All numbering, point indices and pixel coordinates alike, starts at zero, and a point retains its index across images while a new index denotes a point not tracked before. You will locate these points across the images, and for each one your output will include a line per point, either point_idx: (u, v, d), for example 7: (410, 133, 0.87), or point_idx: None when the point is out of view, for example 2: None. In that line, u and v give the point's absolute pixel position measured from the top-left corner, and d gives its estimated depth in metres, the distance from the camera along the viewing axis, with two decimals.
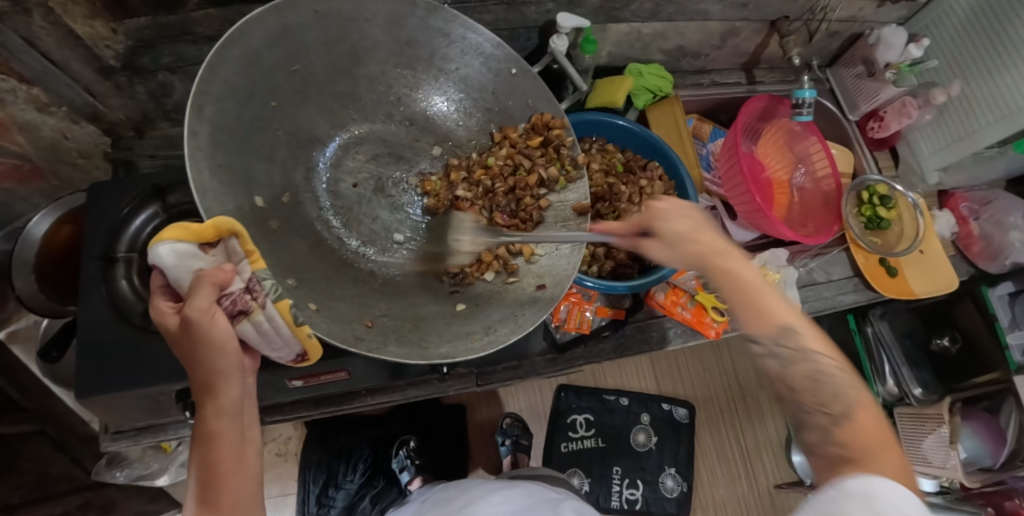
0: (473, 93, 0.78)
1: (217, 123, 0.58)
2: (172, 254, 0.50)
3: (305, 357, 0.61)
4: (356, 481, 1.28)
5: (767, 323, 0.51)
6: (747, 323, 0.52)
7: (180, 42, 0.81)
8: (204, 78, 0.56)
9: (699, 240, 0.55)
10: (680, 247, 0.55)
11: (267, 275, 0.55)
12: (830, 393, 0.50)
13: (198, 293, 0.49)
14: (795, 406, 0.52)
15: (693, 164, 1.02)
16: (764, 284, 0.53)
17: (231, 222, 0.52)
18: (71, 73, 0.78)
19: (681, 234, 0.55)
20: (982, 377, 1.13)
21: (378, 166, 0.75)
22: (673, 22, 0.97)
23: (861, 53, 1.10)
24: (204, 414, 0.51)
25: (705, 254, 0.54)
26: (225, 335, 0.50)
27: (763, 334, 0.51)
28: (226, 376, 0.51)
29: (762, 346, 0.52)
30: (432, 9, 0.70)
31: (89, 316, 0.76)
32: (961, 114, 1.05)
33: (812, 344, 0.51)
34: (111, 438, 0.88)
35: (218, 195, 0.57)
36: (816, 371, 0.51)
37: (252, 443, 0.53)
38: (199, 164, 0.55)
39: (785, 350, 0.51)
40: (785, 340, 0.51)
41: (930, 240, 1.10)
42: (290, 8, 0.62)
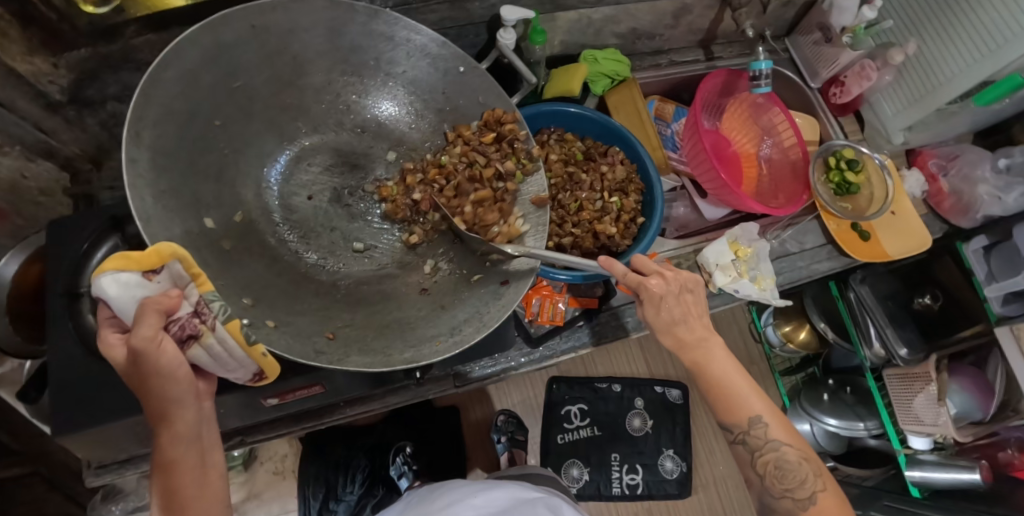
0: (423, 95, 0.76)
1: (156, 147, 0.57)
2: (115, 285, 0.50)
3: (263, 376, 0.61)
4: (356, 492, 1.26)
5: (739, 417, 0.68)
6: (721, 411, 0.70)
7: (123, 71, 0.81)
8: (139, 103, 0.55)
9: (682, 331, 0.69)
10: (667, 335, 0.70)
11: (216, 296, 0.55)
12: (789, 477, 0.67)
13: (143, 321, 0.49)
14: (762, 486, 0.69)
15: (656, 145, 1.02)
16: (741, 380, 0.69)
17: (172, 246, 0.51)
18: (17, 112, 0.76)
19: (670, 317, 0.69)
20: (966, 330, 1.13)
21: (333, 176, 0.74)
22: (622, 5, 0.96)
23: (817, 20, 1.11)
24: (160, 442, 0.53)
25: (683, 346, 0.70)
26: (175, 362, 0.52)
27: (736, 427, 0.69)
28: (181, 404, 0.53)
29: (734, 429, 0.69)
30: (374, 13, 0.68)
31: (58, 355, 0.74)
32: (919, 72, 1.05)
33: (774, 433, 0.67)
34: (95, 473, 0.88)
35: (163, 221, 0.56)
36: (779, 458, 0.67)
37: (214, 467, 0.57)
38: (141, 193, 0.54)
39: (750, 434, 0.68)
40: (751, 427, 0.68)
41: (901, 201, 1.10)
42: (222, 25, 0.60)
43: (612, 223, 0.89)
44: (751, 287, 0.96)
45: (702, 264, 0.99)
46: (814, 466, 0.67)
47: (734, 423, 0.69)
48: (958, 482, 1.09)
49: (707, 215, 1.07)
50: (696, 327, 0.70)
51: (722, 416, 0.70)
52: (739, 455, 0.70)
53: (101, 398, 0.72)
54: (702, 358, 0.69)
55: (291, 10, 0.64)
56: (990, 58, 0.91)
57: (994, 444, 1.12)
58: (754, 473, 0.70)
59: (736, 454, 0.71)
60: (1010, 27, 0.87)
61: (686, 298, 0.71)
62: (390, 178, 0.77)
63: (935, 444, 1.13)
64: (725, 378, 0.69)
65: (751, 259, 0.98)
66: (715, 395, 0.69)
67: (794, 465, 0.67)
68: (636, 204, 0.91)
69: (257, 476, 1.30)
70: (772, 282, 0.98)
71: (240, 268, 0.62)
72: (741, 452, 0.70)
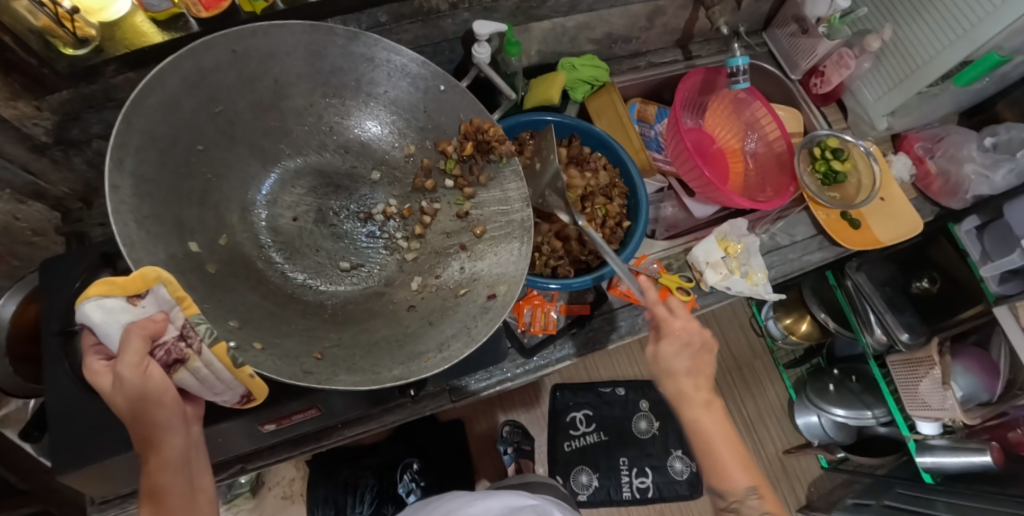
0: (405, 114, 0.76)
1: (139, 174, 0.56)
2: (100, 310, 0.51)
3: (251, 398, 0.61)
4: (365, 512, 1.25)
5: (728, 481, 0.66)
6: (711, 472, 0.67)
7: (106, 110, 0.82)
8: (120, 130, 0.55)
9: (684, 386, 0.68)
10: (670, 374, 0.68)
11: (201, 318, 0.55)
12: None
13: (129, 347, 0.50)
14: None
15: (637, 148, 1.03)
16: (733, 443, 0.67)
17: (156, 270, 0.51)
18: (4, 154, 0.77)
19: (675, 364, 0.68)
20: (967, 311, 1.13)
21: (318, 198, 0.74)
22: (595, 11, 0.97)
23: (792, 12, 1.11)
24: (148, 470, 0.53)
25: (683, 404, 0.68)
26: (163, 387, 0.52)
27: (725, 492, 0.66)
28: (169, 431, 0.53)
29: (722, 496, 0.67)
30: (351, 36, 0.69)
31: (53, 391, 0.74)
32: (898, 57, 1.05)
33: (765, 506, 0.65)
34: (99, 507, 0.88)
35: (147, 245, 0.55)
36: None
37: (204, 491, 0.57)
38: (124, 218, 0.53)
39: (737, 501, 0.66)
40: (741, 496, 0.66)
41: (890, 187, 1.10)
42: (206, 49, 0.61)
43: (598, 229, 0.90)
44: (743, 284, 0.96)
45: (692, 264, 1.00)
46: None
47: (721, 486, 0.66)
48: (970, 465, 1.08)
49: (696, 213, 1.07)
50: (693, 380, 0.68)
51: (709, 476, 0.67)
52: None
53: (99, 433, 0.73)
54: (696, 415, 0.67)
55: (274, 35, 0.65)
56: (973, 30, 0.90)
57: (1003, 425, 1.07)
58: None
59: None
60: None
61: (704, 357, 0.70)
62: (392, 197, 0.78)
63: (944, 428, 1.11)
64: (720, 441, 0.67)
65: (741, 254, 0.99)
66: (706, 455, 0.67)
67: None
68: (622, 208, 0.92)
69: (265, 501, 1.29)
70: (764, 276, 0.98)
71: (227, 293, 0.61)
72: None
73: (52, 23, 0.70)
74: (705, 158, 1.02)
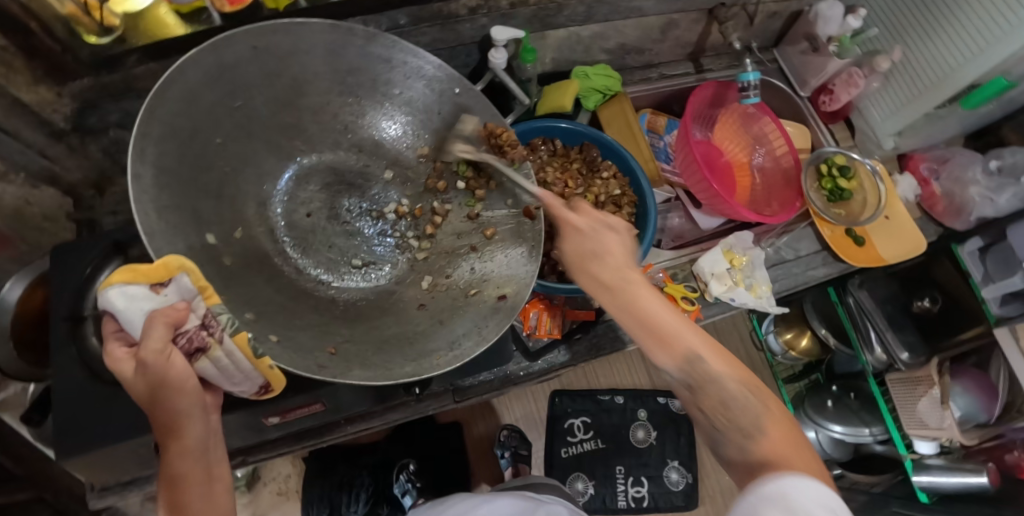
0: (420, 115, 0.77)
1: (160, 164, 0.57)
2: (123, 297, 0.51)
3: (268, 388, 0.62)
4: (360, 511, 1.25)
5: (671, 343, 0.51)
6: (655, 351, 0.52)
7: (124, 100, 0.83)
8: (144, 119, 0.55)
9: (597, 270, 0.56)
10: (591, 277, 0.57)
11: (222, 309, 0.55)
12: (739, 409, 0.50)
13: (152, 335, 0.50)
14: (721, 444, 0.51)
15: (647, 157, 1.04)
16: (671, 309, 0.54)
17: (180, 259, 0.52)
18: (24, 139, 0.78)
19: (583, 250, 0.58)
20: (969, 331, 1.13)
21: (332, 195, 0.74)
22: (610, 22, 0.98)
23: (804, 30, 1.12)
24: (168, 455, 0.52)
25: (603, 281, 0.55)
26: (184, 375, 0.52)
27: (669, 362, 0.52)
28: (190, 416, 0.52)
29: (669, 369, 0.52)
30: (370, 37, 0.70)
31: (60, 377, 0.74)
32: (907, 78, 1.06)
33: (716, 370, 0.51)
34: (97, 494, 0.88)
35: (166, 236, 0.55)
36: (723, 393, 0.51)
37: (221, 480, 0.54)
38: (145, 207, 0.54)
39: (691, 372, 0.51)
40: (689, 364, 0.51)
41: (894, 205, 1.11)
42: (227, 45, 0.61)
43: None
44: (747, 296, 0.97)
45: (697, 274, 1.01)
46: (770, 400, 0.51)
47: (663, 352, 0.52)
48: (966, 486, 1.08)
49: (702, 225, 1.08)
50: (607, 261, 0.57)
51: (649, 350, 0.53)
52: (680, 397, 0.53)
53: (105, 422, 0.73)
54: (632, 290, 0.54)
55: (295, 34, 0.66)
56: (986, 51, 0.90)
57: (999, 447, 1.09)
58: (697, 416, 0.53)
59: (691, 416, 0.55)
60: (1008, 17, 0.86)
61: (613, 238, 0.58)
62: (404, 197, 0.79)
63: (941, 448, 1.11)
64: (658, 309, 0.53)
65: (746, 267, 1.00)
66: (643, 328, 0.53)
67: (743, 399, 0.51)
68: (631, 217, 0.93)
69: (260, 497, 1.29)
70: (768, 288, 0.99)
71: (241, 285, 0.61)
72: (683, 397, 0.53)
73: (79, 11, 0.73)
74: (713, 171, 1.03)
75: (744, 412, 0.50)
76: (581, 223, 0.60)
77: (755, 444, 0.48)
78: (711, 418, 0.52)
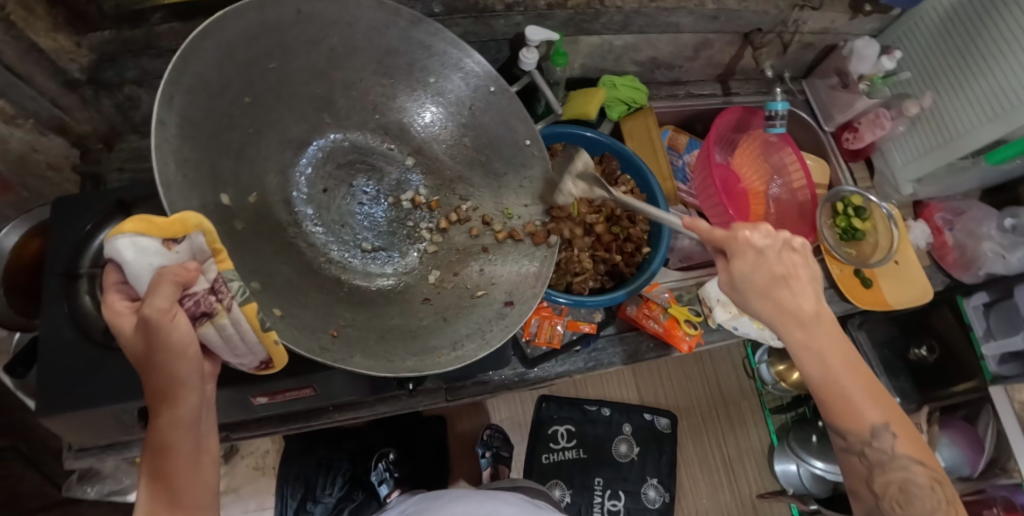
0: (451, 108, 0.76)
1: (186, 114, 0.55)
2: (133, 249, 0.48)
3: (268, 365, 0.58)
4: (334, 495, 1.26)
5: (859, 424, 0.59)
6: (840, 424, 0.60)
7: (144, 57, 0.81)
8: (176, 66, 0.53)
9: (785, 299, 0.58)
10: (774, 309, 0.59)
11: (234, 276, 0.53)
12: (914, 502, 0.58)
13: (159, 292, 0.47)
14: (874, 505, 0.61)
15: (666, 176, 1.03)
16: (864, 381, 0.59)
17: (199, 218, 0.51)
18: (35, 87, 0.76)
19: (770, 273, 0.59)
20: (961, 385, 1.14)
21: (346, 175, 0.72)
22: (645, 34, 0.97)
23: (835, 65, 1.12)
24: (159, 425, 0.49)
25: (790, 322, 0.58)
26: (186, 339, 0.48)
27: (852, 435, 0.60)
28: (187, 387, 0.50)
29: (848, 440, 0.60)
30: (415, 21, 0.69)
31: (51, 324, 0.72)
32: (934, 124, 1.05)
33: (902, 447, 0.58)
34: (75, 456, 0.87)
35: (182, 190, 0.53)
36: (907, 481, 0.59)
37: (210, 453, 0.52)
38: (165, 155, 0.52)
39: (873, 447, 0.59)
40: (876, 439, 0.59)
41: (904, 250, 1.11)
42: (272, 3, 0.60)
43: (616, 252, 0.90)
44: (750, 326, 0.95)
45: (702, 298, 0.99)
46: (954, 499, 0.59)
47: (850, 429, 0.59)
48: None
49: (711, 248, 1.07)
50: (799, 294, 0.59)
51: (835, 421, 0.60)
52: (852, 467, 0.61)
53: (92, 379, 0.71)
54: (806, 340, 0.58)
55: (341, 4, 0.65)
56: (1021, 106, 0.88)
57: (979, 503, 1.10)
58: (867, 491, 0.62)
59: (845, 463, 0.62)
60: None
61: (791, 257, 0.60)
62: (424, 186, 0.78)
63: None
64: (847, 378, 0.58)
65: None
66: (827, 402, 0.59)
67: (922, 492, 0.59)
68: (643, 233, 0.91)
69: (236, 470, 1.28)
70: None
71: (250, 253, 0.60)
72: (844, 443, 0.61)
73: None
74: (732, 196, 1.01)
75: (916, 499, 0.58)
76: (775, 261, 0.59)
77: None
78: (871, 480, 0.60)
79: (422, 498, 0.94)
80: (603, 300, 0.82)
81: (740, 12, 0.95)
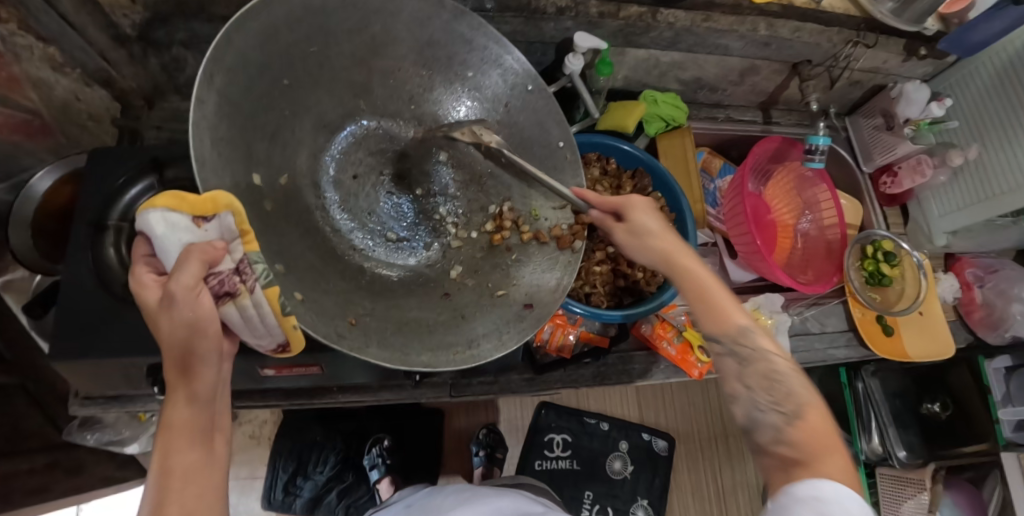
0: (486, 103, 0.76)
1: (225, 93, 0.55)
2: (164, 224, 0.50)
3: (286, 348, 0.59)
4: (325, 474, 1.27)
5: (728, 322, 0.57)
6: (705, 322, 0.58)
7: (194, 21, 0.82)
8: (219, 44, 0.54)
9: (659, 241, 0.65)
10: (655, 247, 0.65)
11: (260, 258, 0.53)
12: (783, 391, 0.53)
13: (186, 269, 0.48)
14: (748, 404, 0.55)
15: (696, 198, 1.01)
16: (728, 293, 0.60)
17: (229, 198, 0.50)
18: (86, 36, 0.77)
19: (642, 230, 0.66)
20: (970, 446, 1.14)
21: (377, 162, 0.72)
22: (692, 53, 0.96)
23: (881, 106, 1.09)
24: (176, 398, 0.51)
25: (665, 250, 0.64)
26: (209, 317, 0.50)
27: (720, 335, 0.57)
28: (205, 362, 0.51)
29: (718, 344, 0.57)
30: (458, 14, 0.69)
31: (72, 276, 0.73)
32: (977, 178, 1.03)
33: (764, 342, 0.56)
34: (80, 403, 0.88)
35: (216, 167, 0.54)
36: (773, 373, 0.55)
37: (223, 432, 0.53)
38: (201, 133, 0.52)
39: (739, 349, 0.56)
40: (740, 339, 0.56)
41: (931, 302, 1.08)
42: None
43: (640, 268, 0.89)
44: None
45: None
46: (813, 389, 0.54)
47: (716, 328, 0.58)
48: None
49: (734, 277, 1.06)
50: (664, 235, 0.65)
51: (706, 324, 0.58)
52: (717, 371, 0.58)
53: (106, 333, 0.72)
54: (686, 264, 0.62)
55: None
56: None
57: None
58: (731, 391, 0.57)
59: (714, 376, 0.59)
60: None
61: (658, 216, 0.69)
62: (453, 181, 0.76)
63: None
64: (714, 286, 0.60)
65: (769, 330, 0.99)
66: (698, 301, 0.60)
67: (788, 379, 0.54)
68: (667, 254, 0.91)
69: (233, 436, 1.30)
70: None
71: (276, 234, 0.60)
72: (716, 355, 0.58)
73: None
74: (761, 226, 0.99)
75: (784, 391, 0.54)
76: (654, 219, 0.67)
77: (789, 425, 0.51)
78: (754, 393, 0.55)
79: (419, 497, 0.96)
80: (622, 315, 0.81)
81: (793, 41, 0.93)
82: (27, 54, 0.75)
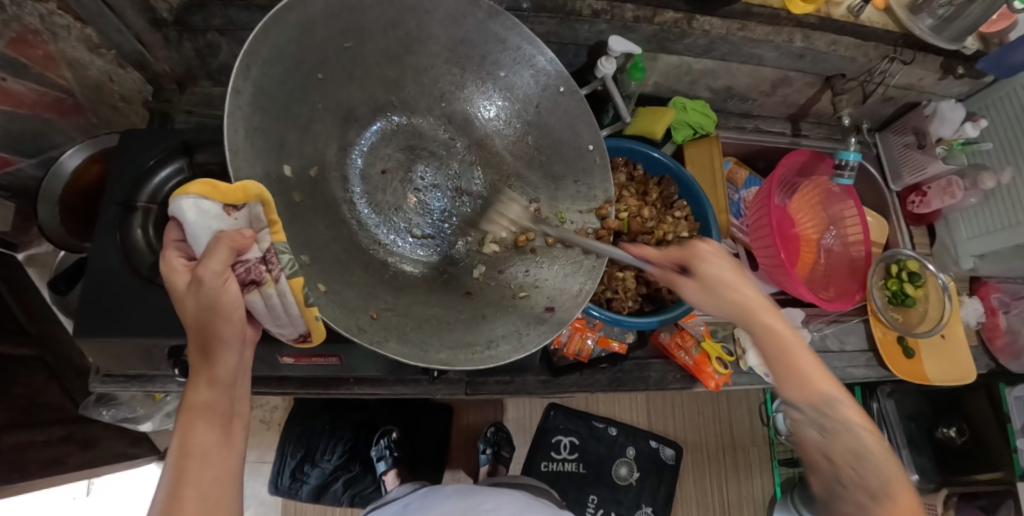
0: (518, 103, 0.75)
1: (260, 84, 0.56)
2: (195, 211, 0.50)
3: (307, 338, 0.58)
4: (332, 462, 1.28)
5: (813, 389, 0.53)
6: (789, 385, 0.54)
7: (231, 8, 0.82)
8: (258, 36, 0.54)
9: (733, 293, 0.59)
10: (728, 296, 0.59)
11: (286, 248, 0.53)
12: (872, 472, 0.49)
13: (214, 256, 0.48)
14: (830, 481, 0.50)
15: (721, 208, 1.00)
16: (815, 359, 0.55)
17: (259, 188, 0.51)
18: (123, 20, 0.78)
19: (719, 279, 0.61)
20: (983, 475, 1.12)
21: (408, 158, 0.73)
22: (725, 62, 0.95)
23: (914, 123, 1.07)
24: (198, 380, 0.51)
25: (745, 306, 0.58)
26: (233, 304, 0.50)
27: (803, 401, 0.53)
28: (227, 347, 0.51)
29: (801, 412, 0.53)
30: (493, 13, 0.68)
31: (98, 255, 0.74)
32: (1010, 202, 1.01)
33: (853, 416, 0.52)
34: (101, 381, 0.89)
35: (248, 157, 0.54)
36: (860, 448, 0.50)
37: (240, 417, 0.54)
38: (236, 122, 0.53)
39: (825, 420, 0.52)
40: (826, 411, 0.52)
41: (953, 324, 1.06)
42: None
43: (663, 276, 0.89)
44: None
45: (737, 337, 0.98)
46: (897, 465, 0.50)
47: (804, 395, 0.53)
48: None
49: None
50: (744, 285, 0.60)
51: (786, 387, 0.54)
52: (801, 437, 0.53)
53: (130, 313, 0.73)
54: (769, 320, 0.57)
55: None
56: None
57: None
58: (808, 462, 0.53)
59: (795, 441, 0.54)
60: None
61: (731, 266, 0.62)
62: (480, 180, 0.76)
63: None
64: (799, 349, 0.55)
65: None
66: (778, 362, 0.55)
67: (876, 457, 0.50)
68: None
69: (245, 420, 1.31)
70: None
71: (303, 225, 0.60)
72: (797, 423, 0.53)
73: None
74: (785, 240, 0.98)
75: (870, 467, 0.49)
76: (729, 268, 0.61)
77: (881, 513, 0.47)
78: (837, 470, 0.50)
79: (422, 493, 0.96)
80: (644, 323, 0.81)
81: (828, 55, 0.92)
82: (64, 33, 0.76)
